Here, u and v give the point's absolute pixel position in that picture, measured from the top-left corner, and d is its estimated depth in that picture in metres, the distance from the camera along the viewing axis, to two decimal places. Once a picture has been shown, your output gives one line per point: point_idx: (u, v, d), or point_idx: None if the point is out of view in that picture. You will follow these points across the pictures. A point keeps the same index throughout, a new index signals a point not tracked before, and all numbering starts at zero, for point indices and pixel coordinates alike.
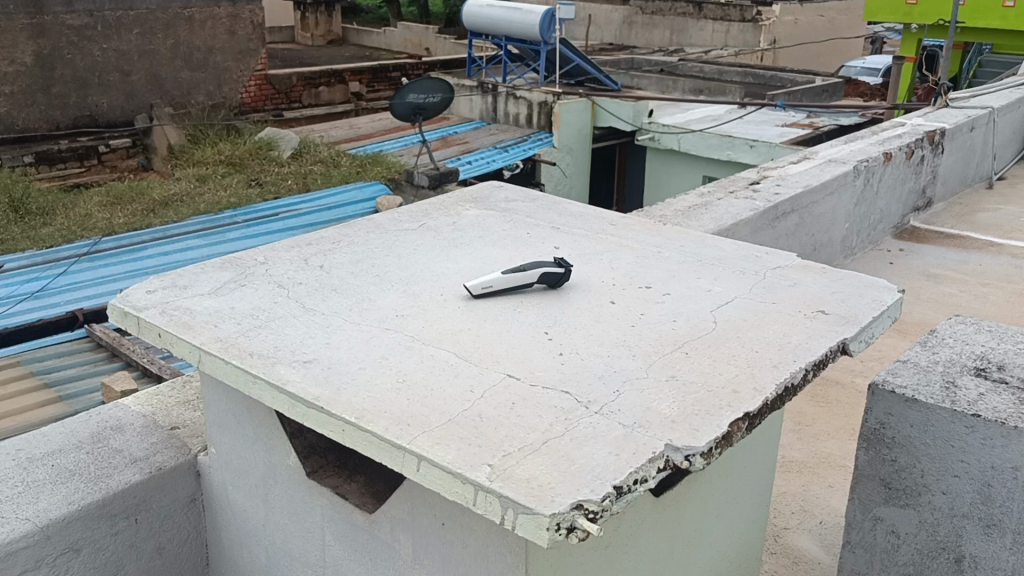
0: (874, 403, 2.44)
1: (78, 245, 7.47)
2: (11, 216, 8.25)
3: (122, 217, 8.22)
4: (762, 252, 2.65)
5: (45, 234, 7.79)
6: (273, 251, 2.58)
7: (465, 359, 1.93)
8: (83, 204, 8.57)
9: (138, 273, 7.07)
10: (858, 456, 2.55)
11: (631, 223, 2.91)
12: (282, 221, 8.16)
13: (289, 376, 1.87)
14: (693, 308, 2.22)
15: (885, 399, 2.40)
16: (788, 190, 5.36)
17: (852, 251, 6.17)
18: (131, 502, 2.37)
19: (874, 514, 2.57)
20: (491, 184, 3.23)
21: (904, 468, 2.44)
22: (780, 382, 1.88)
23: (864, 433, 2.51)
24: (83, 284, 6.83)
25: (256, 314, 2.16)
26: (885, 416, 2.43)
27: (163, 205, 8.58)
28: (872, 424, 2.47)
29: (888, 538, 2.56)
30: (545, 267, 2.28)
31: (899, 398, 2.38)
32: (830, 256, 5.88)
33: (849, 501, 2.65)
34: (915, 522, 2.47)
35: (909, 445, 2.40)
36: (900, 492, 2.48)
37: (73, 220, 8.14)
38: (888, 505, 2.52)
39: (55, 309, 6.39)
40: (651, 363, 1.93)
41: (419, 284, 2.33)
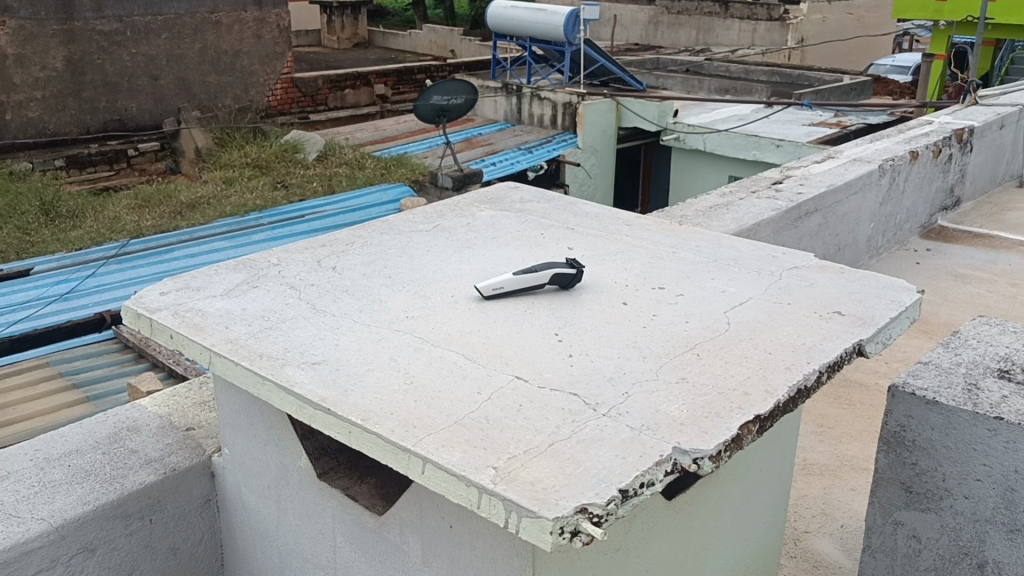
0: (894, 405, 2.40)
1: (106, 247, 7.56)
2: (42, 218, 8.36)
3: (150, 219, 8.31)
4: (779, 251, 2.62)
5: (74, 237, 7.89)
6: (287, 252, 2.59)
7: (474, 360, 1.92)
8: (112, 207, 8.67)
9: (165, 274, 7.14)
10: (878, 459, 2.51)
11: (647, 224, 2.89)
12: (306, 223, 8.21)
13: (299, 377, 1.87)
14: (706, 309, 2.19)
15: (905, 401, 2.36)
16: (812, 190, 5.30)
17: (877, 251, 6.08)
18: (145, 503, 2.39)
19: (895, 518, 2.53)
20: (508, 185, 3.22)
21: (925, 472, 2.40)
22: (793, 384, 1.85)
23: (884, 436, 2.47)
24: (111, 285, 6.90)
25: (267, 315, 2.16)
26: (905, 418, 2.39)
27: (190, 208, 8.65)
28: (892, 427, 2.43)
29: (909, 543, 2.52)
30: (556, 267, 2.27)
31: (919, 400, 2.34)
32: (855, 257, 5.81)
33: (870, 504, 2.61)
34: (937, 527, 2.42)
35: (930, 448, 2.36)
36: (922, 496, 2.43)
37: (102, 222, 8.24)
38: (909, 509, 2.48)
39: (83, 309, 6.45)
40: (662, 365, 1.91)
41: (431, 284, 2.32)
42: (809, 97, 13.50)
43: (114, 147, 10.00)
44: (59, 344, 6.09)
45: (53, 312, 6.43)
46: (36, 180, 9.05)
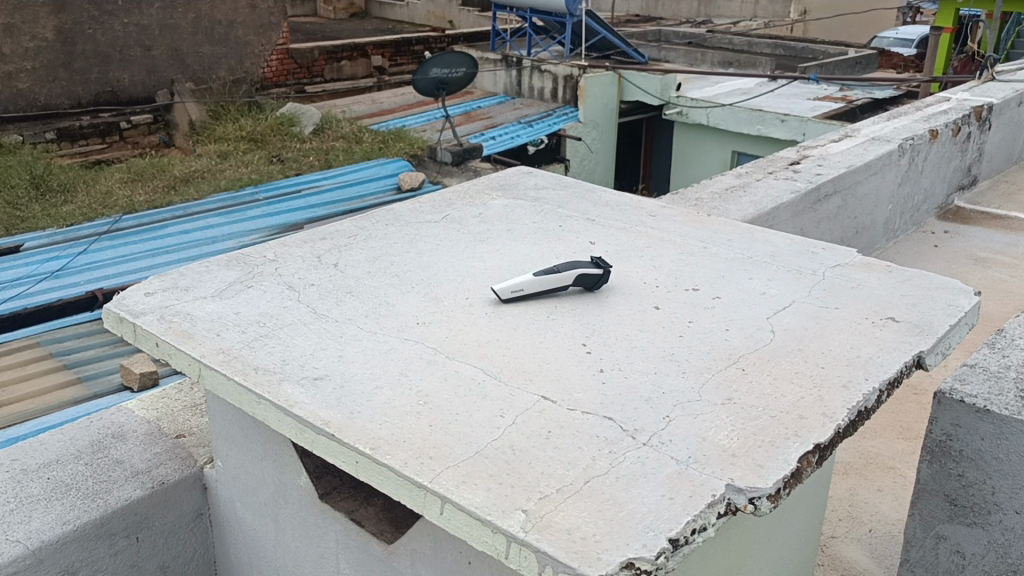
0: (939, 413, 2.15)
1: (98, 223, 7.32)
2: (32, 193, 8.11)
3: (143, 195, 8.06)
4: (820, 246, 2.41)
5: (66, 212, 7.64)
6: (284, 246, 2.38)
7: (495, 376, 1.72)
8: (105, 181, 8.46)
9: (159, 252, 6.91)
10: (919, 469, 2.27)
11: (671, 213, 2.68)
12: (303, 198, 7.98)
13: (299, 397, 1.67)
14: (747, 315, 1.99)
15: (952, 409, 2.11)
16: (831, 171, 5.08)
17: (894, 233, 5.86)
18: (131, 520, 2.19)
19: (937, 532, 2.29)
20: (521, 171, 3.01)
21: (972, 484, 2.16)
22: (853, 407, 1.65)
23: (926, 445, 2.22)
24: (103, 262, 6.67)
25: (263, 321, 1.96)
26: (952, 427, 2.14)
27: (185, 181, 8.43)
28: (937, 436, 2.18)
29: (952, 558, 2.29)
30: (581, 267, 2.06)
31: (969, 409, 2.09)
32: (872, 239, 5.59)
33: (907, 516, 2.36)
34: (984, 543, 2.20)
35: (980, 460, 2.12)
36: (968, 510, 2.20)
37: (94, 197, 8.00)
38: (953, 523, 2.24)
39: (74, 287, 6.22)
40: (704, 382, 1.71)
41: (442, 286, 2.12)
42: (815, 71, 13.20)
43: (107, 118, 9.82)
44: (52, 323, 5.81)
45: (44, 290, 6.20)
46: (27, 153, 8.79)
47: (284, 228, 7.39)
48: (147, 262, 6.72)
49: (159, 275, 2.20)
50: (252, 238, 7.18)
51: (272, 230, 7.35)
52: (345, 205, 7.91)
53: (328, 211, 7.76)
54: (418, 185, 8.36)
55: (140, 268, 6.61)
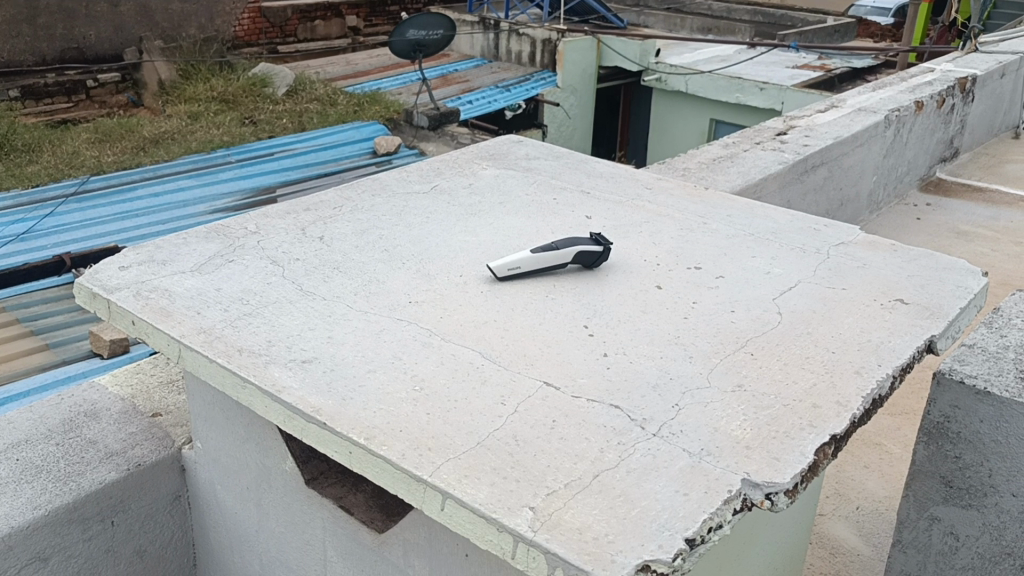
0: (938, 393, 1.93)
1: (64, 183, 7.10)
2: None
3: (111, 155, 7.82)
4: (822, 223, 2.34)
5: (32, 171, 7.39)
6: (267, 217, 2.27)
7: (493, 359, 1.64)
8: (71, 140, 8.21)
9: (128, 215, 6.71)
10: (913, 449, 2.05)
11: (667, 186, 2.59)
12: (276, 161, 7.80)
13: (287, 381, 1.57)
14: (753, 295, 1.92)
15: (950, 389, 1.90)
16: (818, 142, 5.00)
17: (879, 206, 5.79)
18: (105, 504, 2.10)
19: (929, 514, 2.08)
20: (510, 140, 2.90)
21: (969, 466, 1.95)
22: (868, 394, 1.58)
23: (922, 425, 2.00)
24: (71, 225, 6.48)
25: (246, 298, 1.85)
26: (951, 408, 1.93)
27: (153, 142, 8.18)
28: (933, 418, 1.97)
29: (945, 541, 2.08)
30: (580, 244, 1.98)
31: (968, 390, 1.88)
32: (857, 211, 5.53)
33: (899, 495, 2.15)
34: (977, 526, 1.99)
35: (978, 442, 1.91)
36: (963, 492, 1.99)
37: (60, 157, 7.75)
38: (947, 505, 2.04)
39: (42, 251, 6.03)
40: (713, 367, 1.64)
41: (434, 262, 2.02)
42: (795, 39, 13.06)
43: (72, 76, 9.48)
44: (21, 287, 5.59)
45: (12, 253, 5.99)
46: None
47: (257, 192, 7.23)
48: (115, 225, 6.53)
49: (134, 247, 2.09)
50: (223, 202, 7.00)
51: (244, 194, 7.18)
52: (319, 168, 7.74)
53: (302, 175, 7.59)
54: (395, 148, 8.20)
55: (109, 232, 6.42)
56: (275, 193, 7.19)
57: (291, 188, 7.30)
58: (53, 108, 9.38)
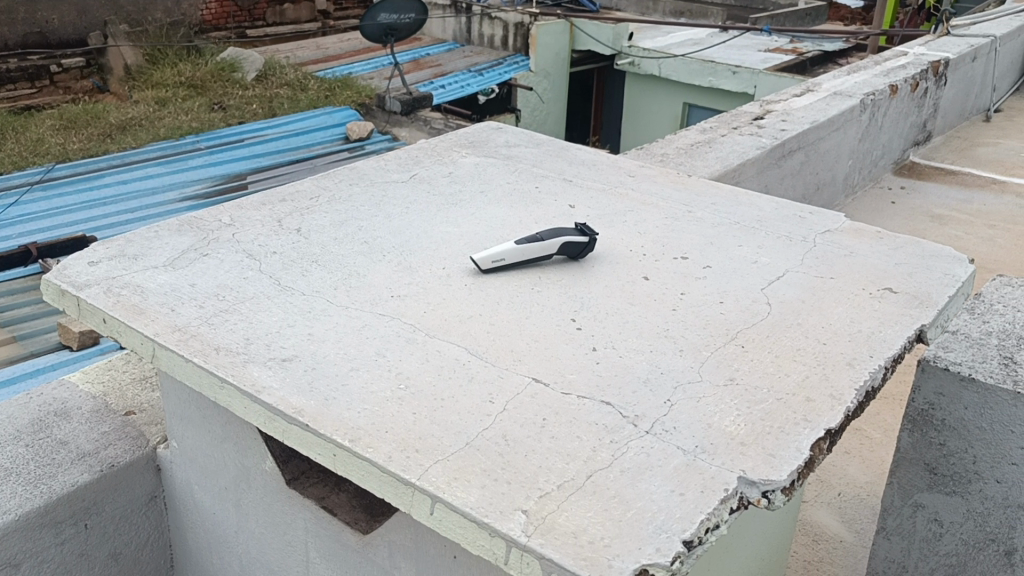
0: (922, 380, 1.88)
1: (29, 172, 6.93)
2: None
3: (77, 142, 7.64)
4: (807, 210, 2.32)
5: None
6: (241, 209, 2.20)
7: (480, 355, 1.59)
8: (36, 127, 8.01)
9: (96, 203, 6.57)
10: (897, 437, 2.00)
11: (650, 173, 2.55)
12: (246, 147, 7.68)
13: (267, 381, 1.52)
14: (741, 285, 1.89)
15: (935, 377, 1.84)
16: (795, 126, 4.99)
17: (854, 191, 5.79)
18: (78, 507, 2.03)
19: (913, 500, 2.04)
20: (489, 127, 2.84)
21: (953, 454, 1.92)
22: (861, 387, 1.56)
23: (906, 412, 1.96)
24: (37, 213, 6.34)
25: (222, 294, 1.79)
26: (936, 395, 1.88)
27: (121, 129, 8.00)
28: (918, 405, 1.92)
29: (929, 528, 2.04)
30: (565, 234, 1.93)
31: (953, 377, 1.83)
32: (833, 196, 5.53)
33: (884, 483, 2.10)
34: (961, 512, 1.96)
35: (962, 430, 1.87)
36: (948, 479, 1.95)
37: (24, 145, 7.56)
38: (932, 492, 1.99)
39: (7, 240, 5.90)
40: (704, 360, 1.61)
41: (415, 255, 1.97)
42: (767, 23, 13.05)
43: (35, 61, 9.25)
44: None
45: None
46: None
47: (228, 179, 7.11)
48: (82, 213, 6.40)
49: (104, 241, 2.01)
50: (194, 190, 6.88)
51: (215, 181, 7.06)
52: (290, 155, 7.63)
53: (273, 162, 7.48)
54: (366, 134, 8.04)
55: (76, 220, 6.28)
56: (246, 181, 7.07)
57: (263, 175, 7.19)
58: (15, 95, 9.17)
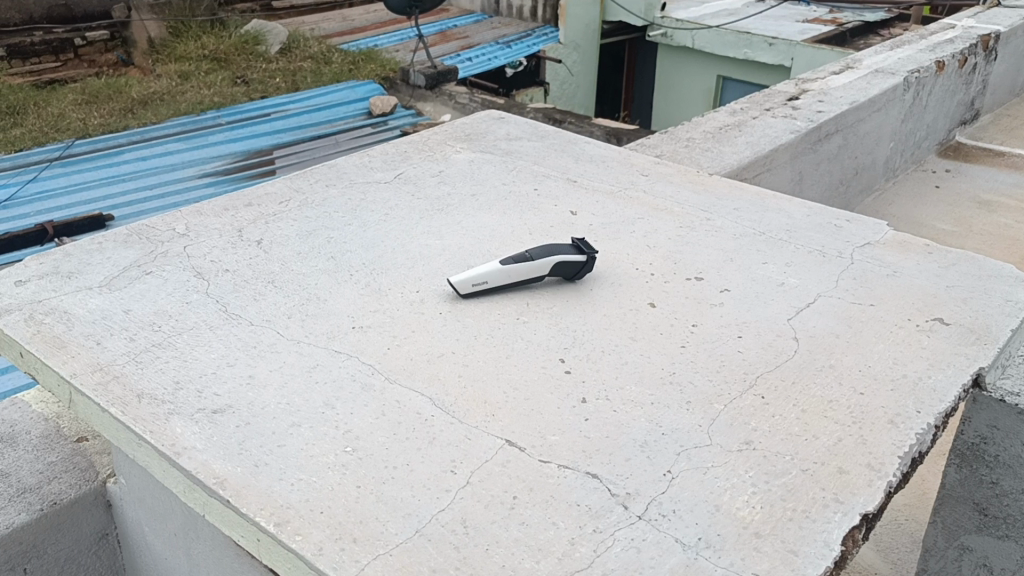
0: (974, 412, 1.73)
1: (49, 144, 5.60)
2: None
3: (100, 117, 6.05)
4: (843, 218, 2.03)
5: (13, 135, 5.73)
6: (200, 215, 1.96)
7: (446, 407, 1.34)
8: (56, 103, 6.28)
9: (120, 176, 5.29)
10: (945, 473, 1.89)
11: (666, 171, 2.27)
12: (268, 124, 6.11)
13: (191, 438, 1.28)
14: (763, 316, 1.62)
15: (991, 410, 1.69)
16: (832, 107, 4.62)
17: (896, 175, 5.41)
18: (14, 551, 1.82)
19: (962, 543, 1.93)
20: (491, 117, 2.57)
21: (1009, 494, 1.81)
22: (906, 453, 1.28)
23: (955, 446, 1.83)
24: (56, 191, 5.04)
25: (158, 323, 1.55)
26: (989, 428, 1.74)
27: (142, 105, 6.32)
28: (968, 438, 1.79)
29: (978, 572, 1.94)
30: (559, 252, 1.66)
31: (1010, 411, 1.67)
32: (872, 180, 5.18)
33: (928, 522, 1.99)
34: (1017, 557, 1.85)
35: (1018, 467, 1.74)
36: (1000, 522, 1.85)
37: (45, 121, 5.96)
38: (981, 534, 1.89)
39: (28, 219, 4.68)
40: (715, 415, 1.34)
41: (386, 275, 1.71)
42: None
43: (60, 32, 6.88)
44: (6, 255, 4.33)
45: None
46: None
47: (251, 161, 5.62)
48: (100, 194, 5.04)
49: (39, 255, 1.78)
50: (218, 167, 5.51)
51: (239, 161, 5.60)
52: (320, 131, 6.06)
53: (304, 141, 5.91)
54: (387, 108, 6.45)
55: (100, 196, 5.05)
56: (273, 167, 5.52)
57: (290, 155, 5.73)
58: (41, 69, 6.84)
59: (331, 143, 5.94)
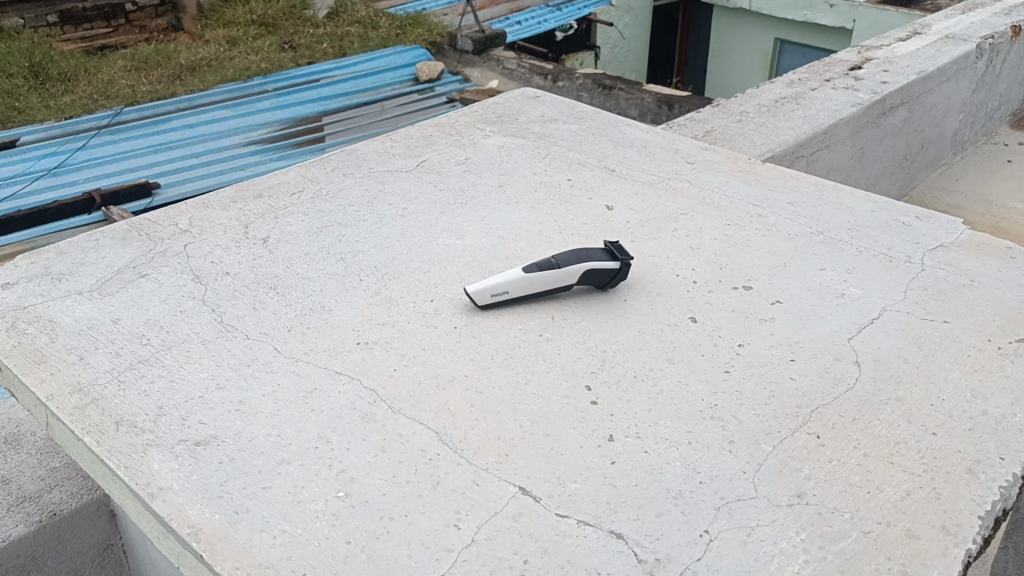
0: None
1: (93, 113, 4.73)
2: (26, 82, 5.28)
3: (150, 84, 5.21)
4: (911, 215, 1.82)
5: (62, 102, 4.97)
6: (206, 209, 1.82)
7: (453, 444, 1.18)
8: (106, 69, 5.54)
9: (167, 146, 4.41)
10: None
11: (714, 158, 2.07)
12: (317, 91, 5.15)
13: (168, 476, 1.15)
14: (821, 333, 1.42)
15: None
16: (899, 77, 4.32)
17: (963, 150, 5.07)
18: (11, 565, 1.72)
19: None
20: (525, 96, 2.38)
21: None
22: (987, 512, 1.09)
23: None
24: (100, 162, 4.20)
25: (148, 335, 1.42)
26: None
27: (191, 72, 5.51)
28: None
29: None
30: (589, 258, 1.49)
31: None
32: (937, 156, 4.85)
33: (1000, 549, 1.80)
34: None
35: None
36: None
37: (94, 87, 5.18)
38: None
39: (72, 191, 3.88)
40: (762, 459, 1.17)
41: (399, 279, 1.55)
42: None
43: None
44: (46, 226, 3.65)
45: (33, 192, 3.88)
46: (24, 37, 5.74)
47: (303, 129, 4.73)
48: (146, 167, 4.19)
49: (32, 254, 1.66)
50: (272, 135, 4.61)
51: (293, 129, 4.70)
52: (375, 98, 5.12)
53: (362, 106, 5.01)
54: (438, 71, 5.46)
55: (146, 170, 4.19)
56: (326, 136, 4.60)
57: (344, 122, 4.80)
58: (93, 35, 6.29)
59: (388, 107, 5.03)
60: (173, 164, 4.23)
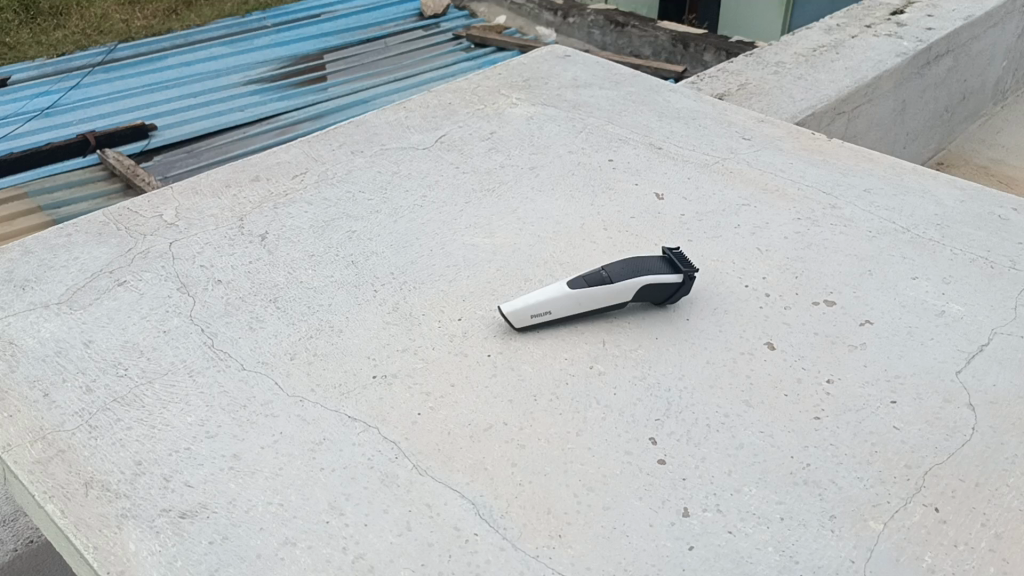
0: None
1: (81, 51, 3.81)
2: (15, 16, 4.95)
3: (145, 20, 4.85)
4: (1008, 206, 1.57)
5: (53, 39, 4.61)
6: (195, 196, 1.58)
7: (494, 521, 0.97)
8: (99, 3, 5.21)
9: (165, 84, 3.51)
10: None
11: (773, 132, 1.82)
12: (331, 22, 4.16)
13: (146, 563, 0.93)
14: (924, 365, 1.20)
15: None
16: (944, 23, 3.33)
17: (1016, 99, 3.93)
18: None
19: None
20: (554, 55, 2.12)
21: None
22: None
23: None
24: (88, 104, 3.33)
25: (127, 363, 1.20)
26: None
27: (188, 6, 5.14)
28: None
29: None
30: (645, 271, 1.25)
31: None
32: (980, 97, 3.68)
33: None
34: None
35: None
36: None
37: (85, 22, 4.83)
38: None
39: (62, 134, 3.06)
40: (872, 542, 0.96)
41: (421, 291, 1.33)
42: None
43: None
44: (38, 170, 2.84)
45: (18, 137, 3.06)
46: None
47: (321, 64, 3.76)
48: (143, 108, 3.30)
49: None
50: (274, 71, 3.65)
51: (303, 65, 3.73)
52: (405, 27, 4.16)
53: (370, 38, 4.03)
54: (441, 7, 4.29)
55: (140, 112, 3.29)
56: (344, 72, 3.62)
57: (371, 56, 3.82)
58: None
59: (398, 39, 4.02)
60: (170, 105, 3.32)
